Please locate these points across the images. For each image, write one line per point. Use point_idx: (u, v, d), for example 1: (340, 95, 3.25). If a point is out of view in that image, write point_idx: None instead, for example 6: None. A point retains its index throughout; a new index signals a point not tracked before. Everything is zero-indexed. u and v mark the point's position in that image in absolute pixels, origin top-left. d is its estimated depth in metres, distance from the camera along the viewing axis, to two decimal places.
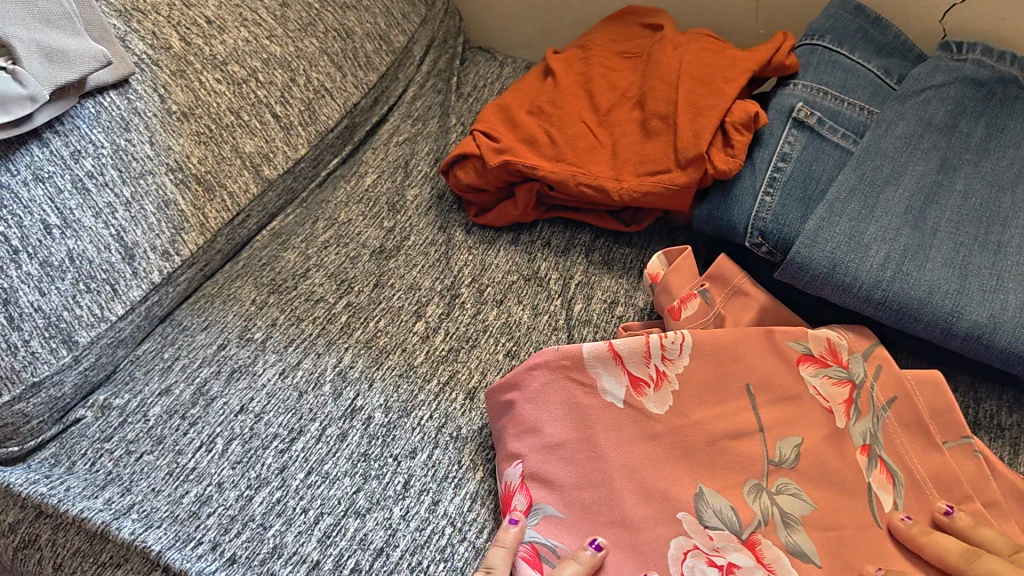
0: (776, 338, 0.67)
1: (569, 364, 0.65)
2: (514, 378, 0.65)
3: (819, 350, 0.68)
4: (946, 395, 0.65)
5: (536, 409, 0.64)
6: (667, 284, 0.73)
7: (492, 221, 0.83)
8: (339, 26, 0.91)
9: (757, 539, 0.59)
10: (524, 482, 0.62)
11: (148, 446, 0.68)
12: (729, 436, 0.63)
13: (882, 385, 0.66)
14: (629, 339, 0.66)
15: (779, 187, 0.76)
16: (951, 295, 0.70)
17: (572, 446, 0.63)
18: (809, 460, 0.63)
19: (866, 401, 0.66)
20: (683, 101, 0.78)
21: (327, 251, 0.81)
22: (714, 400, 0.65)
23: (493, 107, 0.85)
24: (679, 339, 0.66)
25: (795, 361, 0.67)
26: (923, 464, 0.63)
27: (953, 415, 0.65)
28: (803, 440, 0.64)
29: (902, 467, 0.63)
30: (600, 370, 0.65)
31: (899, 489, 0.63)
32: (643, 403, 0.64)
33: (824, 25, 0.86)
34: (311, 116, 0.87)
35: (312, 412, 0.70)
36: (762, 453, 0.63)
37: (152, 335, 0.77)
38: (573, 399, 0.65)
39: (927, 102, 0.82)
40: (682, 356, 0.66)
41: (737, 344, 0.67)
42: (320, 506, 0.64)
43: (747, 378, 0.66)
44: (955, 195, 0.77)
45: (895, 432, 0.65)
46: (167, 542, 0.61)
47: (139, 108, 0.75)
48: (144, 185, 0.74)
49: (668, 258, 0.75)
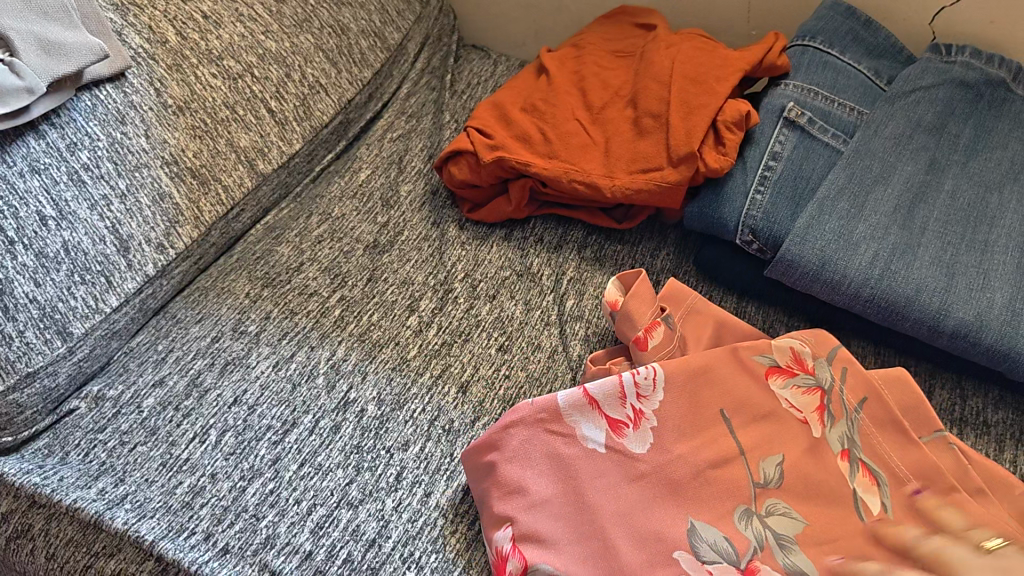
0: (742, 356, 0.65)
1: (545, 417, 0.62)
2: (491, 439, 0.62)
3: (784, 360, 0.66)
4: (912, 389, 0.66)
5: (519, 469, 0.60)
6: (627, 310, 0.71)
7: (485, 218, 0.83)
8: (334, 23, 0.91)
9: (756, 566, 0.57)
10: (517, 545, 0.57)
11: (142, 437, 0.68)
12: (713, 464, 0.61)
13: (851, 388, 0.66)
14: (602, 381, 0.63)
15: (770, 185, 0.77)
16: (938, 293, 0.71)
17: (560, 501, 0.59)
18: (795, 477, 0.61)
19: (838, 405, 0.65)
20: (676, 99, 0.79)
21: (321, 246, 0.81)
22: (695, 427, 0.63)
23: (487, 104, 0.86)
24: (651, 375, 0.64)
25: (764, 376, 0.65)
26: (903, 461, 0.63)
27: (921, 409, 0.65)
28: (786, 457, 0.62)
29: (884, 468, 0.62)
30: (578, 419, 0.62)
31: (885, 489, 0.62)
32: (625, 445, 0.61)
33: (815, 25, 0.87)
34: (306, 111, 0.87)
35: (305, 404, 0.70)
36: (747, 477, 0.61)
37: (146, 327, 0.77)
38: (555, 451, 0.61)
39: (916, 103, 0.82)
40: (657, 391, 0.63)
41: (708, 366, 0.64)
42: (313, 497, 0.65)
43: (720, 403, 0.64)
44: (943, 194, 0.78)
45: (872, 432, 0.64)
46: (160, 532, 0.61)
47: (135, 101, 0.75)
48: (140, 178, 0.74)
49: (626, 282, 0.74)
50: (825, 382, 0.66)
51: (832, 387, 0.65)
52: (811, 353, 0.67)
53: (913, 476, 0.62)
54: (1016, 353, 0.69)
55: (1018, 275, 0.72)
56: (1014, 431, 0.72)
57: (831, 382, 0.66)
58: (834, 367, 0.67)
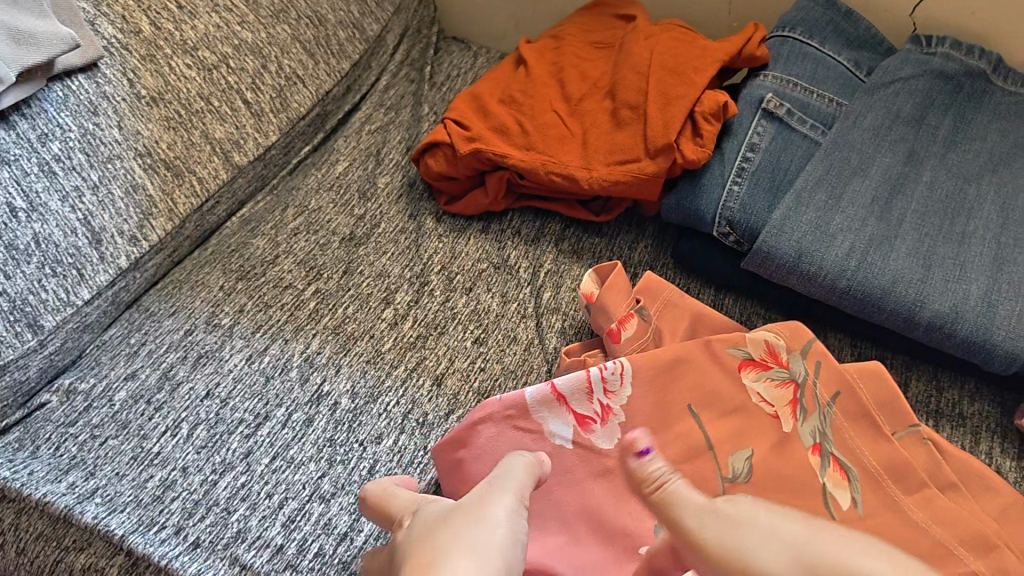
0: (715, 348, 0.65)
1: (513, 413, 0.62)
2: (460, 435, 0.61)
3: (758, 353, 0.66)
4: (889, 386, 0.65)
5: (484, 467, 0.60)
6: (601, 303, 0.72)
7: (462, 210, 0.83)
8: (312, 14, 0.91)
9: None
10: None
11: (113, 431, 0.68)
12: (681, 459, 0.61)
13: (826, 382, 0.65)
14: (569, 375, 0.62)
15: (747, 176, 0.77)
16: (914, 285, 0.71)
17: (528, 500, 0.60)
18: (762, 472, 0.61)
19: (811, 399, 0.64)
20: (654, 90, 0.78)
21: (296, 238, 0.81)
22: (665, 421, 0.63)
23: (465, 96, 0.85)
24: (618, 369, 0.63)
25: (737, 369, 0.65)
26: (875, 454, 0.62)
27: (895, 404, 0.65)
28: (754, 452, 0.62)
29: (855, 463, 0.62)
30: (545, 415, 0.62)
31: (855, 484, 0.61)
32: (592, 441, 0.62)
33: (796, 17, 0.86)
34: (283, 103, 0.87)
35: (278, 397, 0.70)
36: (715, 471, 0.61)
37: (119, 321, 0.76)
38: (523, 447, 0.61)
39: (895, 95, 0.82)
40: (624, 386, 0.63)
41: (679, 361, 0.64)
42: (285, 491, 0.65)
43: (690, 398, 0.64)
44: (921, 186, 0.78)
45: (844, 427, 0.63)
46: (130, 526, 0.61)
47: (108, 92, 0.75)
48: (112, 169, 0.73)
49: (602, 274, 0.74)
50: (798, 376, 0.65)
51: (804, 381, 0.65)
52: (786, 346, 0.66)
53: (886, 471, 0.61)
54: (991, 344, 0.69)
55: (995, 267, 0.72)
56: (990, 423, 0.72)
57: (805, 376, 0.65)
58: (810, 361, 0.65)
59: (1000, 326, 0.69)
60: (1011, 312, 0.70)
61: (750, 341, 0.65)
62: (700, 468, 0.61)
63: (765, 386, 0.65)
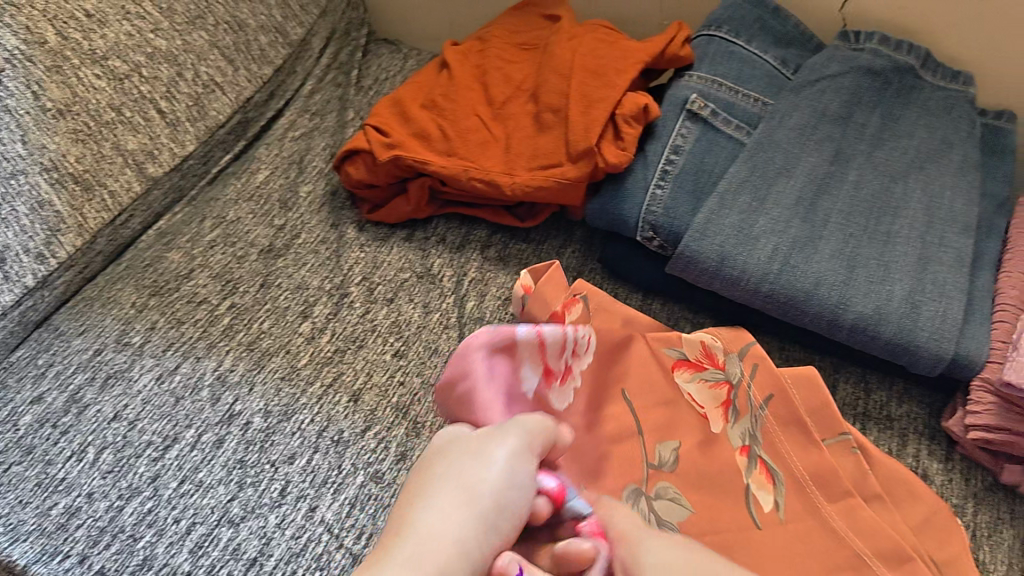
0: (653, 345, 0.67)
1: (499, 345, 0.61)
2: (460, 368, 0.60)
3: (694, 353, 0.67)
4: (822, 394, 0.64)
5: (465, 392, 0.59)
6: (538, 300, 0.72)
7: (385, 218, 0.81)
8: (231, 18, 0.88)
9: None
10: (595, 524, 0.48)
11: (17, 456, 0.65)
12: (613, 440, 0.63)
13: (759, 384, 0.65)
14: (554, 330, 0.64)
15: (670, 180, 0.75)
16: (837, 287, 0.70)
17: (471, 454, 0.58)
18: (689, 464, 0.62)
19: (744, 402, 0.65)
20: (576, 93, 0.77)
21: (213, 251, 0.79)
22: (598, 401, 0.65)
23: (386, 101, 0.83)
24: (587, 336, 0.67)
25: (671, 367, 0.66)
26: (803, 461, 0.61)
27: (828, 413, 0.64)
28: (681, 444, 0.63)
29: (781, 467, 0.61)
30: (523, 359, 0.63)
31: (779, 488, 0.61)
32: (550, 396, 0.64)
33: (722, 14, 0.85)
34: (200, 112, 0.84)
35: (188, 418, 0.68)
36: (641, 458, 0.62)
37: (28, 341, 0.74)
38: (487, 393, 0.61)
39: (821, 93, 0.81)
40: (586, 354, 0.66)
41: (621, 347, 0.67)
42: (193, 515, 0.63)
43: (626, 384, 0.65)
44: (847, 185, 0.77)
45: (772, 431, 0.63)
46: (34, 556, 0.60)
47: (10, 106, 0.71)
48: (15, 186, 0.71)
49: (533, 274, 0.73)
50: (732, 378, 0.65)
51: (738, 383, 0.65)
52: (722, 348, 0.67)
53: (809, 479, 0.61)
54: (915, 346, 0.68)
55: (919, 267, 0.71)
56: (918, 426, 0.72)
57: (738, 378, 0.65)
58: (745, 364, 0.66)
59: (924, 327, 0.68)
60: (935, 313, 0.69)
61: (685, 341, 0.66)
62: (626, 452, 0.62)
63: (698, 386, 0.66)
